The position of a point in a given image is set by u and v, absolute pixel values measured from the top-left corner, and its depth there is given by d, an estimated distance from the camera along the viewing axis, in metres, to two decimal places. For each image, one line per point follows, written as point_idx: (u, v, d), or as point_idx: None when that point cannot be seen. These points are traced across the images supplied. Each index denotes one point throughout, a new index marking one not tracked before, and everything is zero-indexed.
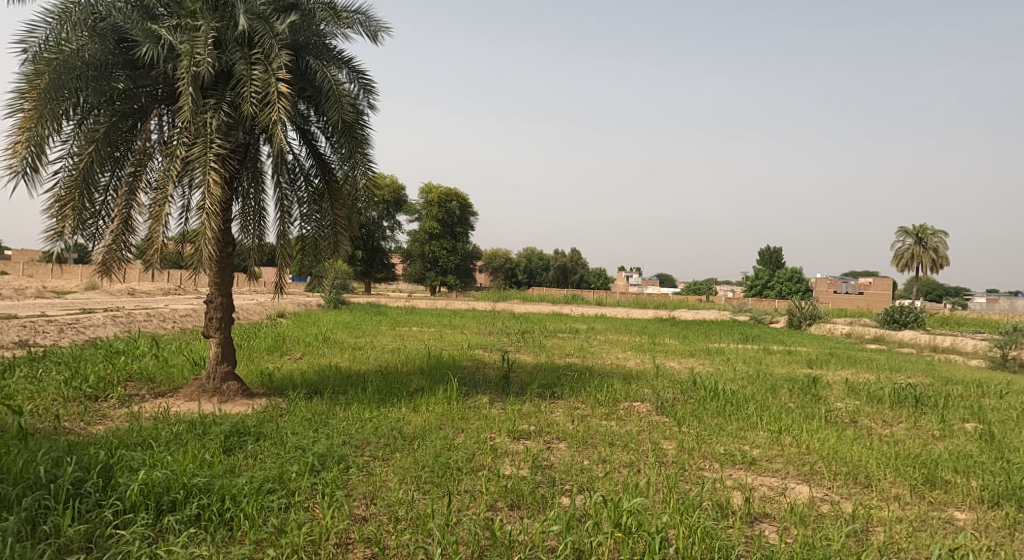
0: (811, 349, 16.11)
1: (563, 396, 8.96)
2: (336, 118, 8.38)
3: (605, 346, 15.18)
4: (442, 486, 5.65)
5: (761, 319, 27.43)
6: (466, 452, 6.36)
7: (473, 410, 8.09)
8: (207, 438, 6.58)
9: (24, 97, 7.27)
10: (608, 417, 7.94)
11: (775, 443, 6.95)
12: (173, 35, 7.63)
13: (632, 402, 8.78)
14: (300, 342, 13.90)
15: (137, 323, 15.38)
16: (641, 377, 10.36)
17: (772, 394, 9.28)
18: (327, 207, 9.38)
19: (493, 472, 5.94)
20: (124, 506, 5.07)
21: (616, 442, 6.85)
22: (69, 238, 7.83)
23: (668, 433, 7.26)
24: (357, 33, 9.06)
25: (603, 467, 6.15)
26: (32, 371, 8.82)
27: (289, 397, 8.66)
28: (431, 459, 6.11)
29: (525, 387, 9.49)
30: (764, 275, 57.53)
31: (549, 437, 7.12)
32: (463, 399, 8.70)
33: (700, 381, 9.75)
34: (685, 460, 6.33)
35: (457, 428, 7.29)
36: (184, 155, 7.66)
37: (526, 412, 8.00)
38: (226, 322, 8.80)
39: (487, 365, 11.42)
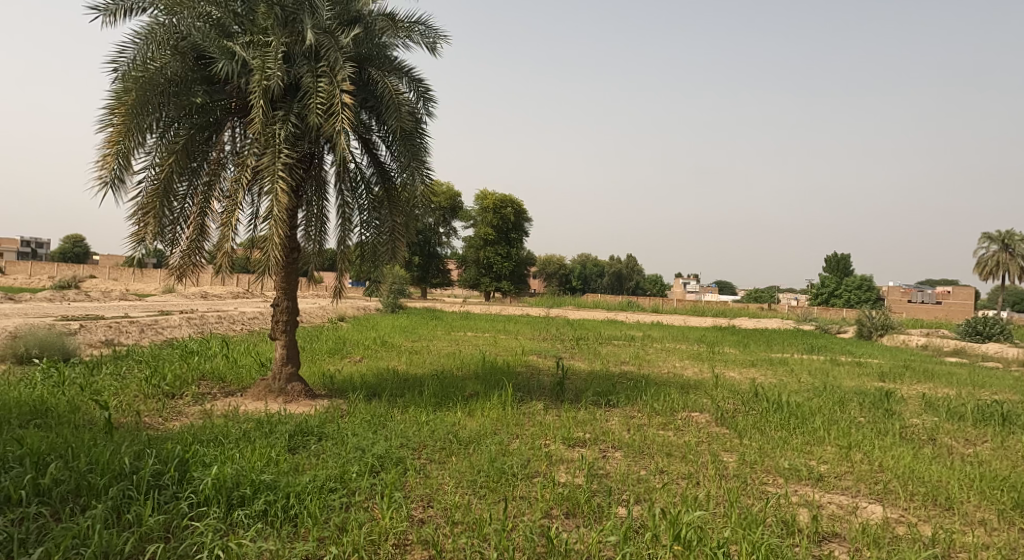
0: (885, 361, 15.58)
1: (619, 404, 8.99)
2: (395, 126, 8.63)
3: (662, 354, 15.07)
4: (498, 491, 5.78)
5: (827, 328, 26.66)
6: (521, 458, 6.48)
7: (528, 417, 8.21)
8: (273, 436, 6.90)
9: (113, 111, 7.75)
10: (666, 426, 7.94)
11: (845, 459, 6.82)
12: (246, 51, 8.03)
13: (690, 412, 8.74)
14: (359, 346, 14.29)
15: (210, 325, 16.10)
16: (700, 387, 10.27)
17: (841, 407, 9.07)
18: (386, 214, 9.69)
19: (548, 479, 6.03)
20: (198, 499, 5.35)
21: (674, 453, 6.85)
22: (150, 243, 8.31)
23: (729, 445, 7.20)
24: (416, 43, 9.35)
25: (661, 478, 6.17)
26: (116, 369, 9.37)
27: (350, 399, 8.95)
28: (487, 463, 6.25)
29: (580, 395, 9.55)
30: (831, 284, 55.81)
31: (604, 446, 7.16)
32: (518, 405, 8.80)
33: (763, 393, 9.58)
34: (747, 474, 6.28)
35: (512, 434, 7.43)
36: (254, 165, 8.06)
37: (582, 419, 8.08)
38: (291, 325, 9.16)
39: (542, 372, 11.49)
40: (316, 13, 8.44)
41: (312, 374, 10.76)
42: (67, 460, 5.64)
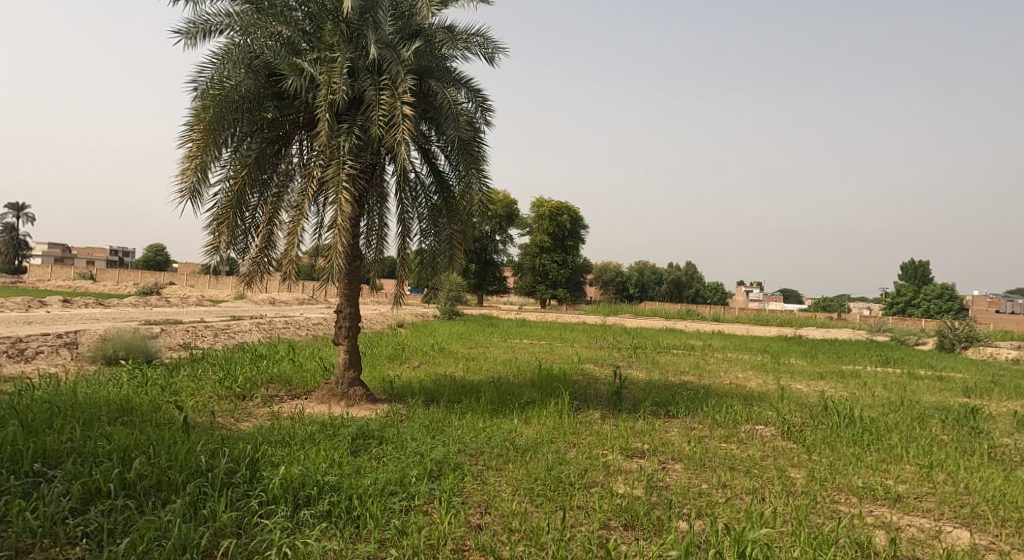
0: (971, 376, 14.92)
1: (678, 415, 8.96)
2: (453, 136, 8.85)
3: (724, 364, 14.85)
4: (556, 500, 5.86)
5: (904, 339, 25.68)
6: (578, 467, 6.55)
7: (585, 426, 8.26)
8: (336, 439, 7.17)
9: (193, 128, 8.20)
10: (728, 439, 7.87)
11: (926, 480, 6.63)
12: (313, 67, 8.38)
13: (753, 425, 8.63)
14: (417, 351, 14.61)
15: (277, 329, 16.74)
16: (764, 399, 10.11)
17: (920, 424, 8.80)
18: (445, 222, 9.91)
19: (606, 490, 6.08)
20: (268, 497, 5.60)
21: (737, 466, 6.80)
22: (224, 251, 8.74)
23: (797, 460, 7.09)
24: (475, 54, 9.56)
25: (724, 492, 6.14)
26: (193, 370, 9.89)
27: (409, 404, 9.18)
28: (544, 472, 6.35)
29: (637, 404, 9.53)
30: (910, 293, 53.77)
31: (663, 457, 7.16)
32: (575, 414, 8.87)
33: (833, 407, 9.37)
34: (818, 492, 6.19)
35: (568, 442, 7.50)
36: (320, 176, 8.38)
37: (640, 429, 8.09)
38: (353, 331, 9.47)
39: (599, 381, 11.50)
40: (379, 28, 8.73)
41: (373, 378, 11.08)
42: (149, 457, 5.98)
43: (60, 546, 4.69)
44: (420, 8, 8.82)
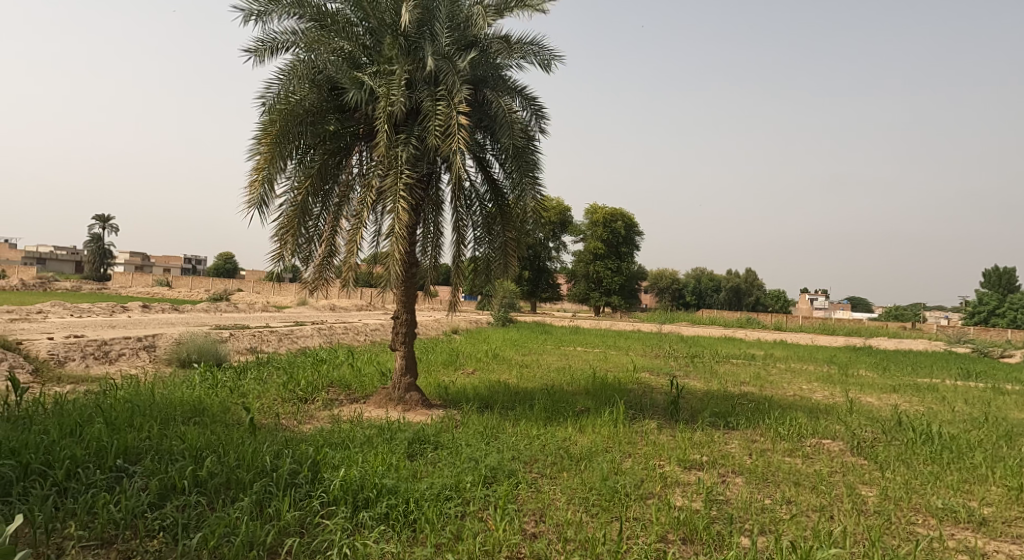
0: None
1: (739, 426, 8.85)
2: (508, 144, 8.97)
3: (787, 375, 14.52)
4: (612, 511, 5.87)
5: (987, 351, 24.49)
6: (634, 478, 6.54)
7: (641, 435, 8.24)
8: (394, 442, 7.35)
9: (260, 141, 8.56)
10: (793, 453, 7.74)
11: (1012, 502, 6.37)
12: (373, 80, 8.64)
13: (820, 439, 8.44)
14: (472, 358, 14.78)
15: (337, 335, 17.19)
16: (832, 412, 9.87)
17: (1006, 442, 8.43)
18: (499, 229, 10.05)
19: (663, 502, 6.07)
20: (329, 498, 5.78)
21: (803, 482, 6.68)
22: (288, 259, 9.07)
23: (868, 478, 6.92)
24: (530, 63, 9.69)
25: (789, 509, 6.04)
26: (259, 374, 10.28)
27: (464, 410, 9.33)
28: (599, 481, 6.37)
29: (695, 415, 9.44)
30: (993, 302, 51.25)
31: (723, 470, 7.08)
32: (631, 423, 8.85)
33: (908, 422, 9.07)
34: (892, 512, 6.02)
35: (624, 452, 7.50)
36: (379, 185, 8.63)
37: (698, 441, 8.02)
38: (410, 337, 9.68)
39: (655, 390, 11.42)
40: (436, 41, 8.93)
41: (428, 383, 11.29)
42: (220, 456, 6.27)
43: (140, 539, 4.97)
44: (476, 20, 8.99)
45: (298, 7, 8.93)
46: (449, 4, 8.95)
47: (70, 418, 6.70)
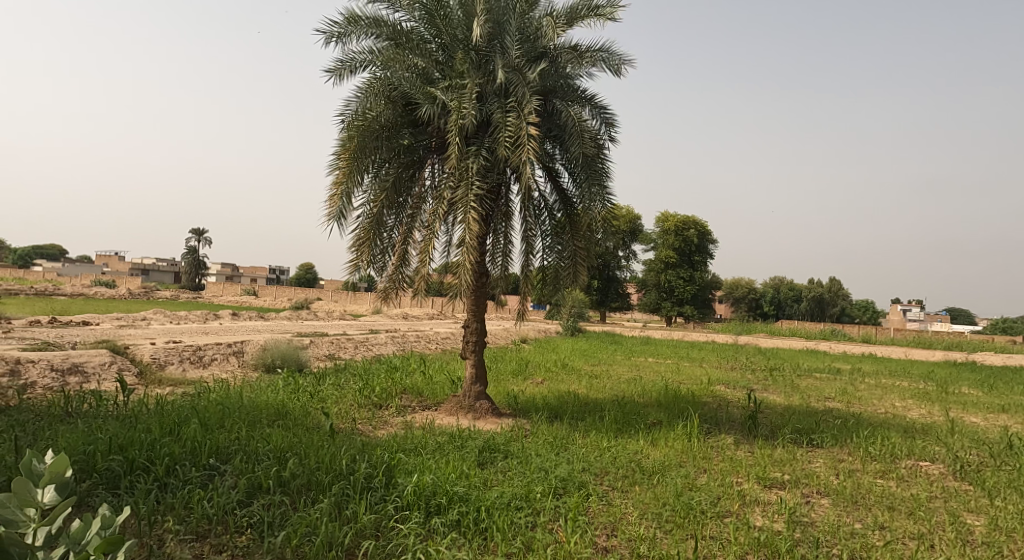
0: None
1: (824, 445, 8.59)
2: (578, 153, 9.04)
3: (877, 391, 13.91)
4: (686, 528, 5.81)
5: None
6: (711, 495, 6.45)
7: (716, 450, 8.11)
8: (465, 450, 7.50)
9: (339, 157, 8.94)
10: (886, 475, 7.45)
11: None
12: (446, 94, 8.88)
13: (917, 461, 8.09)
14: (541, 367, 14.84)
15: (410, 343, 17.59)
16: (930, 433, 9.42)
17: None
18: (568, 239, 10.10)
19: (742, 521, 5.96)
20: (402, 503, 5.93)
21: (898, 507, 6.42)
22: (364, 269, 9.40)
23: (974, 505, 6.58)
24: (601, 69, 9.74)
25: (882, 535, 5.82)
26: (336, 380, 10.68)
27: (533, 419, 9.41)
28: (673, 497, 6.32)
29: (775, 431, 9.21)
30: None
31: (807, 490, 6.89)
32: (705, 437, 8.71)
33: (1017, 446, 8.56)
34: (1001, 543, 5.71)
35: (698, 467, 7.41)
36: (450, 197, 8.85)
37: (779, 458, 7.84)
38: (480, 346, 9.85)
39: (731, 404, 11.19)
40: (506, 53, 9.11)
41: (497, 392, 11.42)
42: (301, 457, 6.56)
43: (230, 534, 5.25)
44: (546, 31, 9.12)
45: (375, 27, 9.30)
46: (519, 17, 9.13)
47: (168, 418, 7.15)
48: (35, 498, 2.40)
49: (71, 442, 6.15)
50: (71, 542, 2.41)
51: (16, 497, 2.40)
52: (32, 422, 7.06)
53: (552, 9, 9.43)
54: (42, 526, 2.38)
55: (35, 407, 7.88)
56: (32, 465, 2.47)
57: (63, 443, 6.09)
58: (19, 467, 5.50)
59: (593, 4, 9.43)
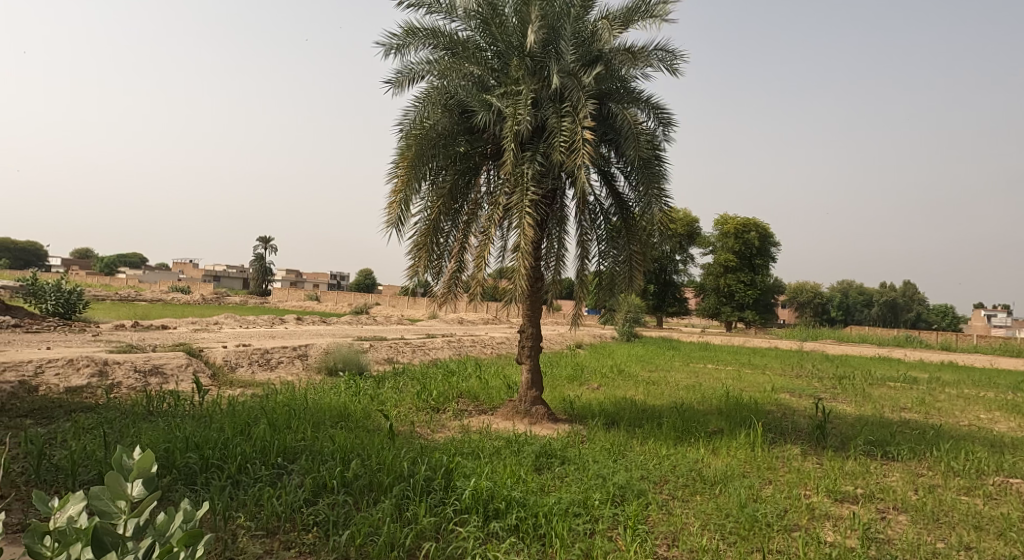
0: None
1: (899, 458, 8.29)
2: (634, 155, 9.00)
3: (958, 402, 13.30)
4: (751, 541, 5.71)
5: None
6: (776, 508, 6.32)
7: (783, 461, 7.94)
8: (522, 455, 7.55)
9: (398, 165, 9.14)
10: (969, 492, 7.15)
11: None
12: (501, 101, 8.97)
13: (1005, 477, 7.72)
14: (596, 373, 14.75)
15: (466, 347, 17.79)
16: (1017, 447, 8.98)
17: None
18: (624, 243, 10.05)
19: (811, 535, 5.82)
20: (461, 506, 6.00)
21: (981, 526, 6.15)
22: (422, 275, 9.56)
23: None
24: (656, 69, 9.68)
25: (964, 555, 5.59)
26: (395, 383, 10.89)
27: (590, 425, 9.38)
28: (736, 508, 6.22)
29: (845, 442, 8.93)
30: None
31: (881, 505, 6.67)
32: (770, 447, 8.52)
33: None
34: None
35: (763, 478, 7.26)
36: (505, 202, 8.93)
37: (850, 471, 7.61)
38: (535, 351, 9.89)
39: (797, 413, 10.90)
40: (561, 58, 9.15)
41: (553, 398, 11.42)
42: (363, 458, 6.72)
43: (298, 531, 5.43)
44: (601, 34, 9.12)
45: (433, 38, 9.51)
46: (574, 22, 9.16)
47: (240, 418, 7.45)
48: (125, 491, 2.52)
49: (153, 440, 6.49)
50: (155, 534, 2.55)
51: (108, 490, 2.54)
52: (118, 420, 7.47)
53: (607, 11, 9.42)
54: (132, 517, 2.53)
55: (120, 405, 8.34)
56: (122, 461, 2.61)
57: (146, 440, 6.43)
58: (109, 462, 5.84)
59: (648, 5, 9.38)
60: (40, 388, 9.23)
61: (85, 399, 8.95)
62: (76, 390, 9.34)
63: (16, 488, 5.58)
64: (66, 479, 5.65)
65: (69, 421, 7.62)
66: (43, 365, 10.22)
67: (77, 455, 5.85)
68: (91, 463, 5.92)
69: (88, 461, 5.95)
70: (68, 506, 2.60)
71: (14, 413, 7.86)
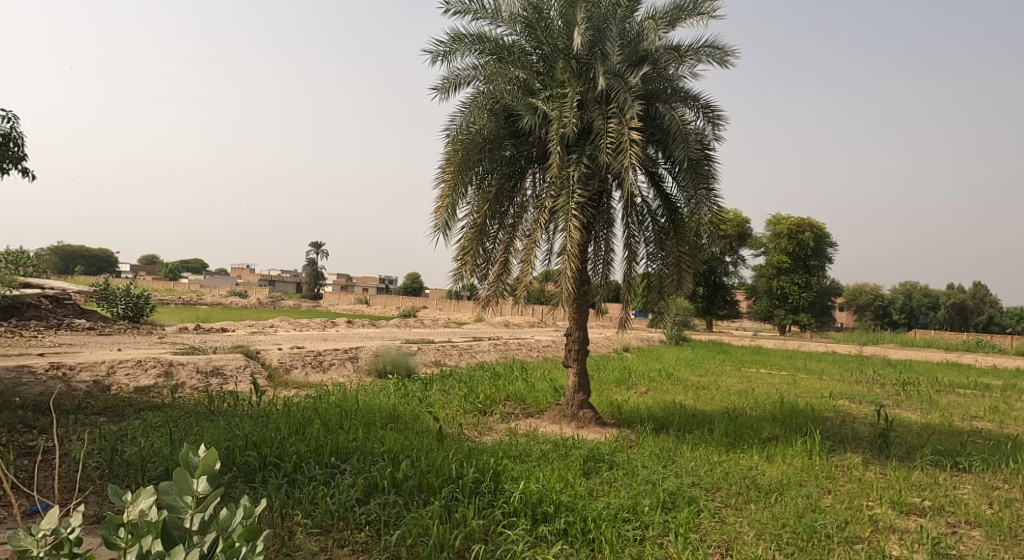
0: None
1: (969, 469, 7.94)
2: (682, 156, 8.87)
3: None
4: (810, 552, 5.55)
5: None
6: (837, 519, 6.13)
7: (843, 470, 7.70)
8: (569, 459, 7.50)
9: (445, 170, 9.23)
10: None
11: None
12: (547, 104, 8.94)
13: None
14: (644, 377, 14.57)
15: (511, 350, 17.79)
16: None
17: None
18: (672, 244, 9.90)
19: (874, 548, 5.62)
20: (510, 509, 5.99)
21: None
22: (468, 278, 9.61)
23: None
24: (706, 64, 9.54)
25: None
26: (443, 385, 10.96)
27: (638, 430, 9.27)
28: (793, 518, 6.06)
29: (909, 451, 8.59)
30: None
31: (950, 519, 6.40)
32: (829, 455, 8.27)
33: None
34: None
35: (822, 488, 7.05)
36: (551, 205, 8.89)
37: (915, 481, 7.32)
38: (582, 354, 9.82)
39: (857, 420, 10.55)
40: (607, 59, 9.08)
41: (601, 401, 11.33)
42: (413, 460, 6.77)
43: (351, 530, 5.50)
44: (649, 34, 9.01)
45: (479, 44, 9.53)
46: (620, 22, 9.07)
47: (295, 419, 7.60)
48: (192, 488, 2.59)
49: (215, 438, 6.68)
50: (218, 530, 2.61)
51: (176, 485, 2.61)
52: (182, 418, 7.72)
53: (654, 10, 9.31)
54: (198, 512, 2.59)
55: (185, 405, 8.63)
56: (189, 457, 2.66)
57: (208, 438, 6.63)
58: (175, 459, 6.03)
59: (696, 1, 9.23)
60: (111, 387, 9.61)
61: (152, 398, 9.28)
62: (144, 389, 9.69)
63: (91, 481, 5.81)
64: (136, 474, 5.85)
65: (137, 419, 7.90)
66: (113, 365, 10.63)
67: (146, 452, 6.06)
68: (158, 459, 6.12)
69: (156, 457, 6.16)
70: (141, 499, 2.67)
71: (88, 411, 8.20)
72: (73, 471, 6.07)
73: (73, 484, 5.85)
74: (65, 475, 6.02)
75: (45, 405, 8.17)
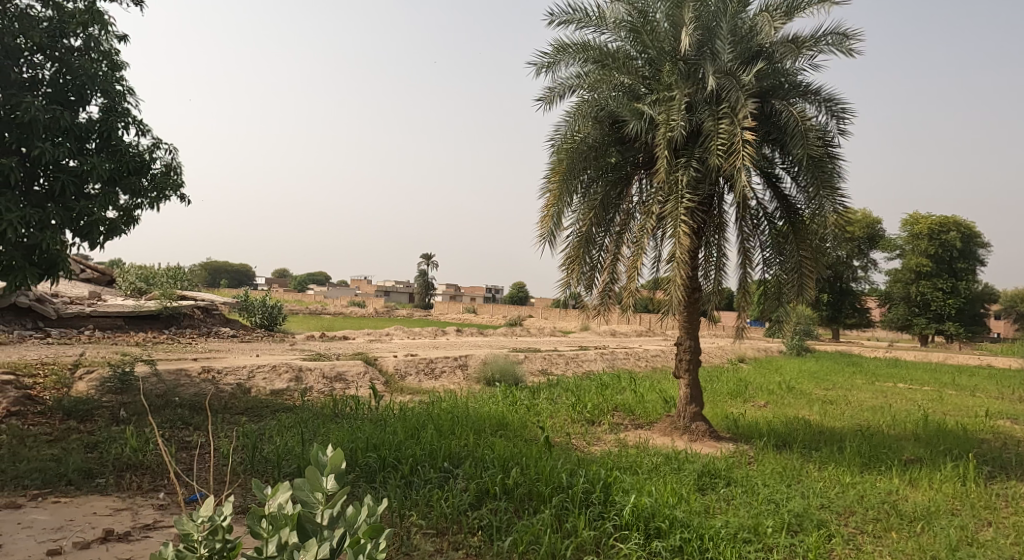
0: None
1: None
2: (802, 154, 8.36)
3: None
4: None
5: None
6: (998, 554, 5.50)
7: (1004, 500, 6.95)
8: (683, 473, 7.19)
9: (551, 180, 9.20)
10: None
11: None
12: (653, 108, 8.70)
13: None
14: (763, 390, 13.85)
15: (619, 360, 17.44)
16: None
17: None
18: (792, 249, 9.35)
19: None
20: (621, 522, 5.78)
21: None
22: (574, 287, 9.50)
23: None
24: (830, 54, 8.98)
25: None
26: (551, 394, 10.88)
27: (756, 446, 8.78)
28: (944, 551, 5.51)
29: None
30: None
31: None
32: (986, 483, 7.48)
33: None
34: None
35: (980, 519, 6.38)
36: (659, 211, 8.63)
37: None
38: (694, 365, 9.43)
39: (1018, 444, 9.50)
40: (717, 58, 8.73)
41: (715, 414, 10.86)
42: (524, 468, 6.69)
43: (464, 534, 5.50)
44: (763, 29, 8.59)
45: (583, 52, 9.44)
46: (731, 20, 8.71)
47: (410, 424, 7.74)
48: (321, 484, 2.64)
49: (341, 439, 6.91)
50: (346, 526, 2.64)
51: (308, 482, 2.67)
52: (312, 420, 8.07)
53: (768, 3, 8.88)
54: (328, 508, 2.64)
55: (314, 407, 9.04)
56: (318, 456, 2.71)
57: (336, 439, 6.87)
58: (308, 458, 6.26)
59: None
60: (252, 389, 10.31)
61: (286, 400, 9.85)
62: (280, 392, 10.34)
63: (237, 476, 6.16)
64: (274, 470, 6.13)
65: (274, 419, 8.33)
66: (254, 369, 11.19)
67: (281, 450, 6.34)
68: (293, 457, 6.39)
69: (291, 455, 6.44)
70: (277, 494, 2.73)
71: (233, 411, 8.75)
72: (222, 465, 6.47)
73: (223, 477, 6.23)
74: (215, 469, 6.43)
75: (198, 404, 8.78)
